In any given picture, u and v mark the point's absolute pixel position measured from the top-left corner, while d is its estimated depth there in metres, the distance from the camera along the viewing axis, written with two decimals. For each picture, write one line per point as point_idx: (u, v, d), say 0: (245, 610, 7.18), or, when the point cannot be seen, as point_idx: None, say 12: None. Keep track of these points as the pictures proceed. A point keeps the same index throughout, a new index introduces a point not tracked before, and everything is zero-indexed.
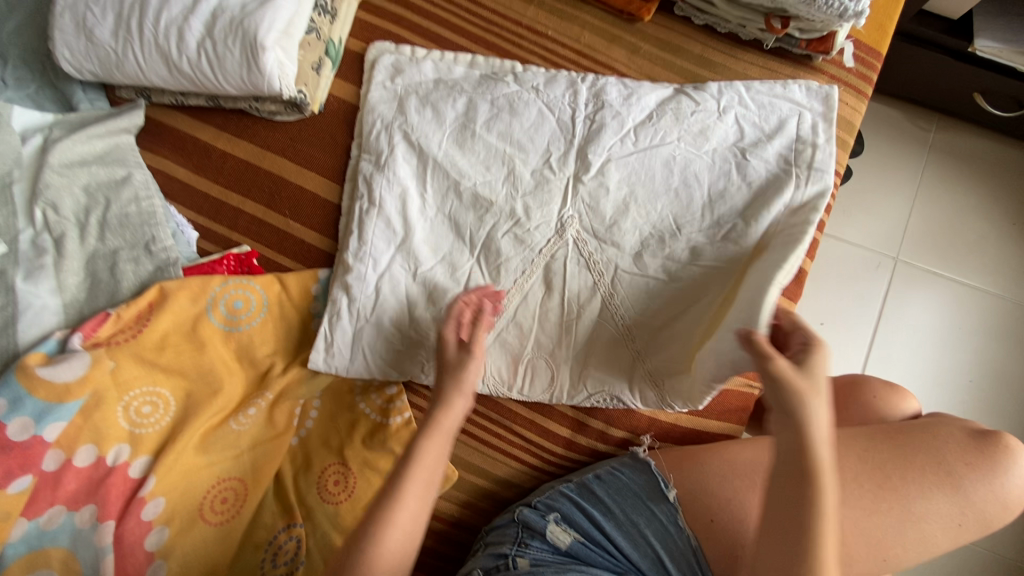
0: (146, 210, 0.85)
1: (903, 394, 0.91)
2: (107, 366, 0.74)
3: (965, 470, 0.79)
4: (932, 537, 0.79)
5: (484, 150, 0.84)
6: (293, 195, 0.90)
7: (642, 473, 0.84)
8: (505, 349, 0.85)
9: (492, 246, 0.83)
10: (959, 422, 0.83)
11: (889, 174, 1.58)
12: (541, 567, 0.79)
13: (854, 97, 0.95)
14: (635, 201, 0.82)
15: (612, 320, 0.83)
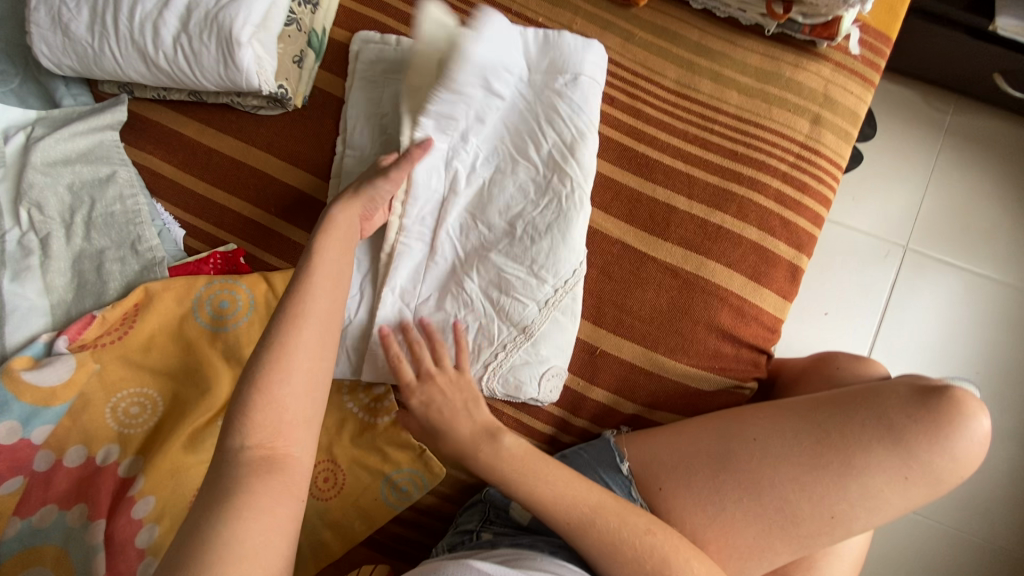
0: (132, 208, 0.86)
1: (869, 362, 0.86)
2: (92, 368, 0.75)
3: (907, 421, 0.70)
4: (878, 494, 0.70)
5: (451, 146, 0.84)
6: (279, 192, 0.89)
7: (602, 449, 0.81)
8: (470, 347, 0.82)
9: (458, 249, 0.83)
10: (908, 378, 0.74)
11: (901, 158, 1.52)
12: (500, 537, 0.79)
13: (860, 86, 0.90)
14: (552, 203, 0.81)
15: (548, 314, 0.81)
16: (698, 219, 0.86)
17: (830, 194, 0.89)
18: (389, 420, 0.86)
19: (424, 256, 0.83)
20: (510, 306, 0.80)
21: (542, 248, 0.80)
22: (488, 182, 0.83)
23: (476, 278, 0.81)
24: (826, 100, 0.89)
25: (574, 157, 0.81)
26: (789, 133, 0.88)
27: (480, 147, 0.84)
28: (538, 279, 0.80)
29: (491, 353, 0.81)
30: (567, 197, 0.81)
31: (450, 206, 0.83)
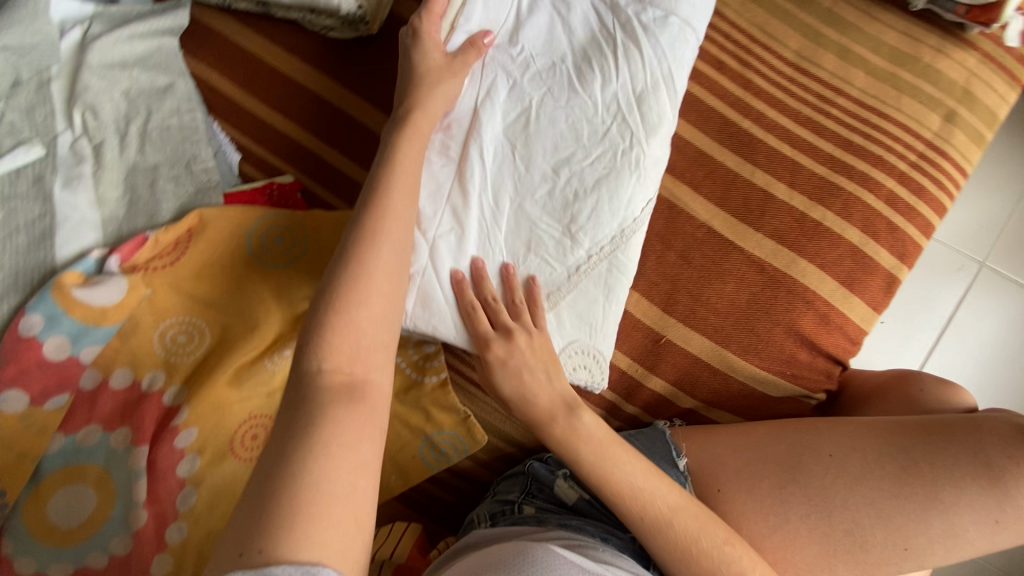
0: (188, 124, 0.80)
1: (956, 389, 0.81)
2: (143, 292, 0.72)
3: (1009, 463, 0.65)
4: (964, 532, 0.67)
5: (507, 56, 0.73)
6: (344, 125, 0.82)
7: (656, 438, 0.78)
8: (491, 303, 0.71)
9: (497, 181, 0.71)
10: (1011, 415, 0.69)
11: (992, 167, 1.42)
12: (545, 514, 0.78)
13: (1006, 83, 0.80)
14: (610, 154, 0.72)
15: (579, 280, 0.72)
16: (797, 211, 0.78)
17: (947, 203, 0.80)
18: (435, 380, 0.83)
19: (449, 177, 0.71)
20: (535, 263, 0.72)
21: (583, 206, 0.71)
22: (536, 106, 0.72)
23: (500, 219, 0.71)
24: (965, 95, 0.78)
25: (642, 110, 0.72)
26: (916, 127, 0.78)
27: (534, 61, 0.73)
28: (573, 241, 0.71)
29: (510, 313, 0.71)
30: (624, 153, 0.71)
31: (485, 122, 0.71)
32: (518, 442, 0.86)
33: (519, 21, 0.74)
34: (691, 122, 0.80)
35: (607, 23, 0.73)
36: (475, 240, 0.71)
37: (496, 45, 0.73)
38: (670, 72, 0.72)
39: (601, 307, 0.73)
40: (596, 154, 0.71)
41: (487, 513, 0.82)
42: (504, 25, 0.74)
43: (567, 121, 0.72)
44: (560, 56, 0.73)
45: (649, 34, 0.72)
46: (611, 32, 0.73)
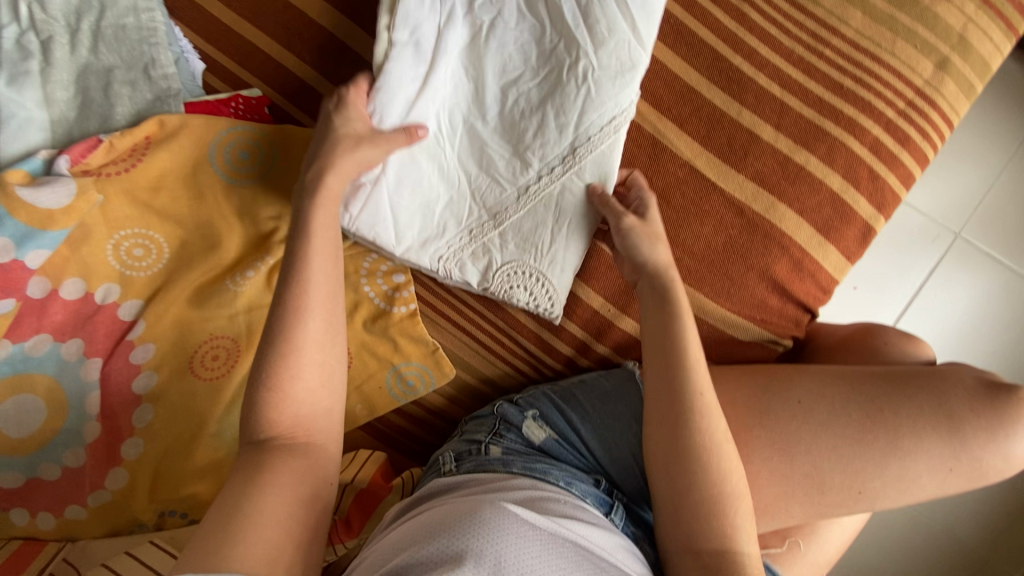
0: (146, 24, 0.75)
1: (918, 342, 0.82)
2: (94, 200, 0.68)
3: (970, 415, 0.67)
4: (915, 477, 0.68)
5: None
6: (313, 35, 0.75)
7: (625, 380, 0.79)
8: (447, 229, 0.73)
9: (453, 107, 0.71)
10: (974, 369, 0.71)
11: (981, 136, 1.42)
12: (511, 455, 0.75)
13: (1002, 33, 0.78)
14: (557, 75, 0.69)
15: (535, 203, 0.72)
16: (781, 154, 0.77)
17: (930, 153, 0.79)
18: (405, 311, 0.82)
19: (412, 94, 0.68)
20: (486, 185, 0.72)
21: (530, 128, 0.70)
22: (488, 27, 0.69)
23: (453, 141, 0.72)
24: (960, 42, 0.76)
25: (588, 23, 0.67)
26: (907, 74, 0.76)
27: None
28: (521, 163, 0.71)
29: (457, 235, 0.74)
30: (568, 70, 0.68)
31: (444, 40, 0.68)
32: (491, 381, 0.86)
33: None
34: (682, 57, 0.77)
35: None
36: (428, 160, 0.72)
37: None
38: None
39: (545, 224, 0.73)
40: (541, 75, 0.69)
41: (454, 452, 0.79)
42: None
43: (521, 42, 0.69)
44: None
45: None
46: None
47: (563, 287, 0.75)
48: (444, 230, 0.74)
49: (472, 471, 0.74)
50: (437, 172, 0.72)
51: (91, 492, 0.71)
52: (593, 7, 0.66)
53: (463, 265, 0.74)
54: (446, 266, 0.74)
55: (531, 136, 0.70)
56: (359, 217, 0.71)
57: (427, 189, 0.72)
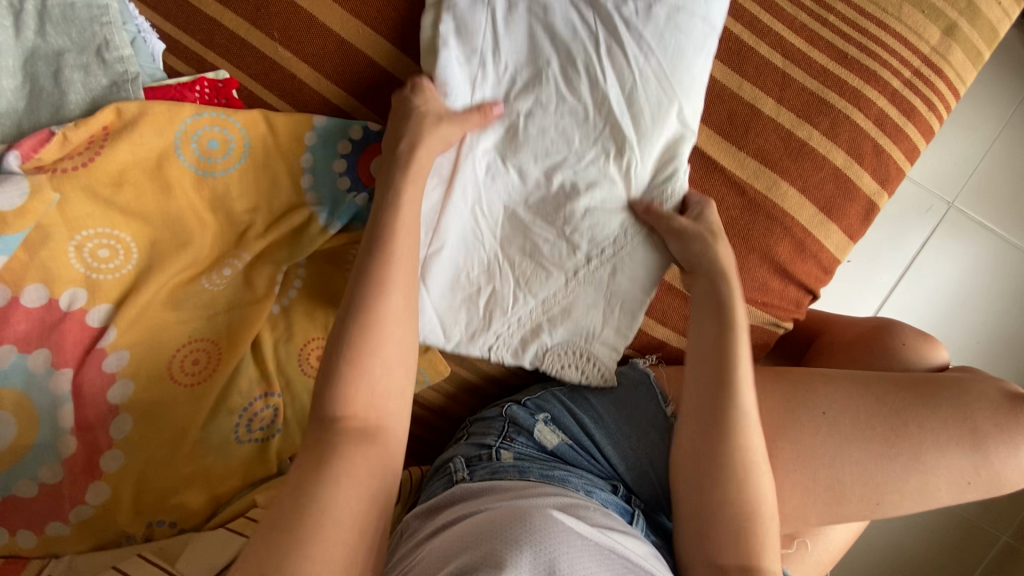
0: (97, 4, 0.68)
1: (934, 344, 0.81)
2: (51, 199, 0.63)
3: (993, 430, 0.66)
4: (934, 489, 0.67)
5: (510, 59, 0.68)
6: (285, 12, 0.71)
7: (639, 384, 0.77)
8: (483, 313, 0.74)
9: (492, 201, 0.71)
10: (995, 378, 0.70)
11: (977, 103, 1.40)
12: (525, 462, 0.72)
13: None
14: (600, 167, 0.69)
15: (580, 301, 0.73)
16: (783, 129, 0.73)
17: (935, 125, 0.76)
18: None
19: (436, 199, 0.70)
20: (531, 271, 0.72)
21: (577, 213, 0.70)
22: (524, 116, 0.68)
23: (494, 230, 0.72)
24: (969, 6, 0.73)
25: (633, 111, 0.67)
26: (914, 41, 0.72)
27: (518, 69, 0.68)
28: (568, 249, 0.71)
29: (505, 322, 0.74)
30: (614, 159, 0.68)
31: (472, 137, 0.69)
32: (493, 377, 0.83)
33: (499, 24, 0.67)
34: None
35: (588, 16, 0.66)
36: (463, 255, 0.72)
37: (475, 53, 0.67)
38: (661, 68, 0.66)
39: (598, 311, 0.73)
40: (585, 166, 0.69)
41: (463, 456, 0.76)
42: (481, 33, 0.67)
43: (559, 134, 0.68)
44: (544, 59, 0.67)
45: (632, 28, 0.65)
46: (593, 27, 0.66)
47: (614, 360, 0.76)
48: (490, 323, 0.74)
49: (486, 478, 0.71)
50: (467, 256, 0.72)
51: (73, 507, 0.67)
52: (637, 95, 0.66)
53: (513, 348, 0.75)
54: (496, 353, 0.75)
55: (576, 225, 0.70)
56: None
57: (467, 284, 0.73)
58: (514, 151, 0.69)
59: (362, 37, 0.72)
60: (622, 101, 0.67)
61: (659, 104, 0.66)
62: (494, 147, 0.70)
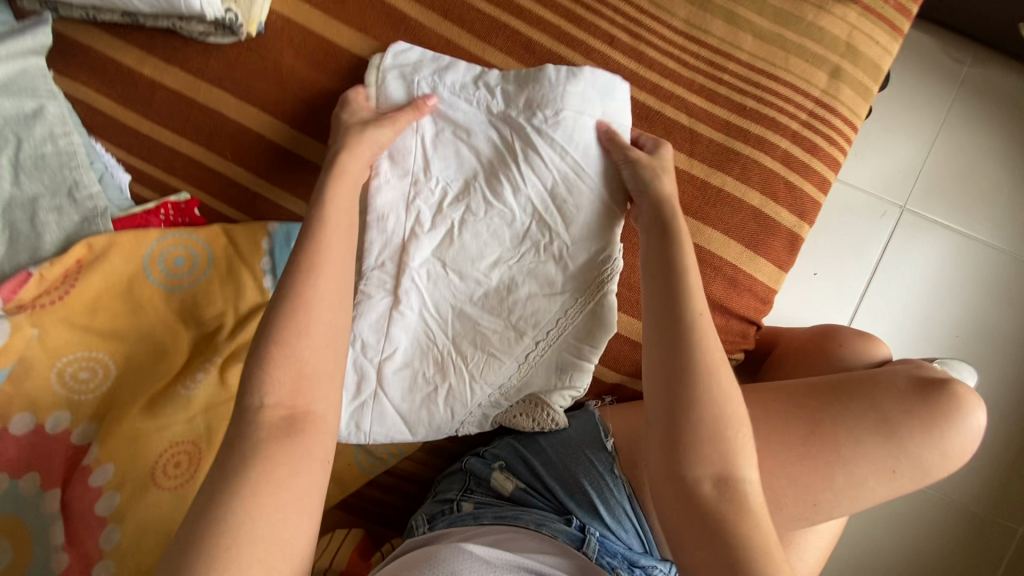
0: (65, 149, 0.76)
1: (875, 341, 0.86)
2: (30, 334, 0.69)
3: (902, 416, 0.70)
4: (864, 483, 0.70)
5: (440, 171, 0.75)
6: (235, 134, 0.79)
7: (586, 423, 0.81)
8: (444, 406, 0.79)
9: (440, 301, 0.77)
10: (903, 368, 0.75)
11: (912, 110, 1.46)
12: (481, 509, 0.78)
13: (887, 34, 0.81)
14: (534, 259, 0.75)
15: (535, 382, 0.79)
16: (698, 180, 0.79)
17: (840, 157, 0.82)
18: None
19: (388, 307, 0.76)
20: (483, 360, 0.77)
21: (518, 301, 0.76)
22: (459, 225, 0.75)
23: (445, 328, 0.77)
24: (849, 49, 0.80)
25: (556, 206, 0.73)
26: (804, 86, 0.79)
27: (448, 185, 0.75)
28: (516, 334, 0.76)
29: (465, 408, 0.80)
30: (545, 249, 0.74)
31: (413, 249, 0.75)
32: (458, 438, 0.88)
33: (427, 151, 0.74)
34: None
35: (506, 135, 0.74)
36: (419, 355, 0.78)
37: (408, 175, 0.75)
38: (578, 166, 0.72)
39: (551, 380, 0.79)
40: (519, 258, 0.75)
41: (428, 513, 0.83)
42: (410, 156, 0.74)
43: (491, 234, 0.75)
44: (471, 171, 0.75)
45: (544, 134, 0.72)
46: (512, 141, 0.73)
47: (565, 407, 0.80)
48: (453, 414, 0.80)
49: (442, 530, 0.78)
50: (422, 354, 0.78)
51: None
52: (558, 194, 0.73)
53: (478, 421, 0.82)
54: (465, 426, 0.82)
55: (521, 311, 0.76)
56: (368, 430, 0.79)
57: (427, 373, 0.78)
58: (451, 254, 0.75)
59: (305, 147, 0.79)
60: (545, 198, 0.73)
61: (581, 196, 0.73)
62: (431, 255, 0.75)
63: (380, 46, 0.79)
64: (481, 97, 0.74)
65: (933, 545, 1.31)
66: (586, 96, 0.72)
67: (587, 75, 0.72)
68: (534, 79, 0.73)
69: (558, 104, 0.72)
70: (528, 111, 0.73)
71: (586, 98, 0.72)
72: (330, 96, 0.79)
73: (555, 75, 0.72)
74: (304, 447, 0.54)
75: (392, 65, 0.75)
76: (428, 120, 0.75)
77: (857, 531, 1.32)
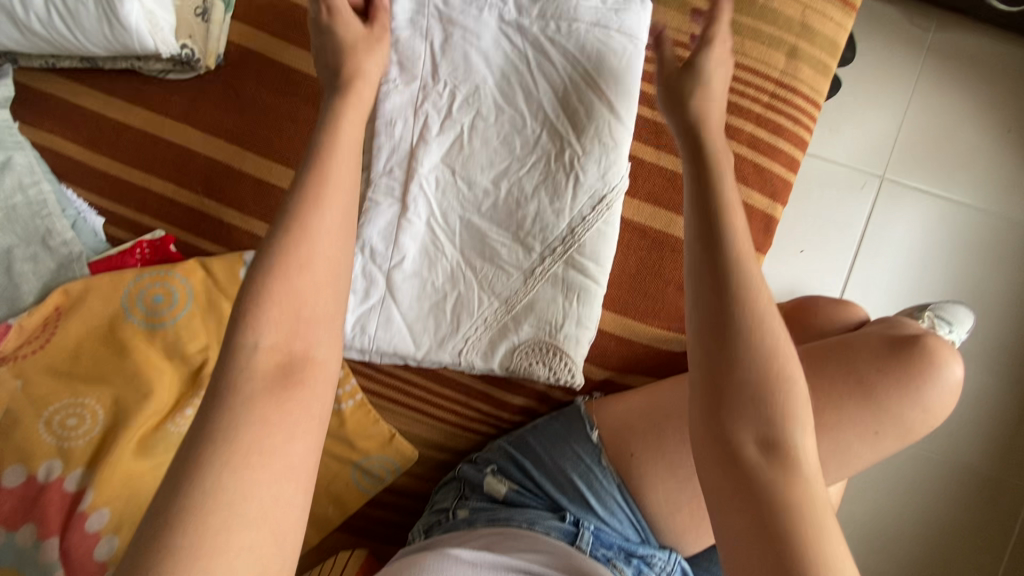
0: (35, 198, 0.76)
1: (849, 305, 0.90)
2: (14, 385, 0.70)
3: (877, 375, 0.69)
4: (848, 448, 0.70)
5: (449, 81, 0.75)
6: (203, 168, 0.79)
7: (573, 419, 0.81)
8: (450, 303, 0.78)
9: (450, 219, 0.76)
10: (878, 329, 0.74)
11: (881, 80, 1.47)
12: (478, 513, 0.80)
13: (839, 10, 0.81)
14: (540, 157, 0.75)
15: (540, 249, 0.76)
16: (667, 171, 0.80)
17: (806, 135, 0.82)
18: (353, 403, 0.83)
19: (395, 215, 0.76)
20: (493, 274, 0.77)
21: (528, 214, 0.76)
22: (467, 130, 0.75)
23: (454, 239, 0.77)
24: (804, 28, 0.80)
25: (567, 114, 0.75)
26: (763, 69, 0.80)
27: (457, 88, 0.75)
28: (524, 249, 0.76)
29: (472, 325, 0.78)
30: (556, 159, 0.75)
31: (421, 154, 0.75)
32: (452, 449, 0.89)
33: (436, 54, 0.74)
34: None
35: (517, 40, 0.74)
36: (429, 273, 0.77)
37: (417, 81, 0.74)
38: (589, 76, 0.74)
39: (559, 306, 0.77)
40: (530, 172, 0.76)
41: (426, 526, 0.84)
42: (418, 57, 0.74)
43: (502, 147, 0.75)
44: (479, 77, 0.74)
45: (558, 43, 0.74)
46: (524, 46, 0.74)
47: (580, 357, 0.78)
48: (459, 327, 0.78)
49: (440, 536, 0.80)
50: (430, 264, 0.77)
51: None
52: (569, 106, 0.74)
53: (482, 351, 0.79)
54: (467, 356, 0.79)
55: (528, 226, 0.76)
56: (373, 333, 0.77)
57: (433, 293, 0.77)
58: (463, 166, 0.76)
59: (275, 174, 0.79)
60: (557, 104, 0.74)
61: (594, 107, 0.74)
62: (443, 167, 0.76)
63: None
64: (493, 0, 0.74)
65: (942, 510, 1.31)
66: (598, 6, 0.73)
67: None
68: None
69: (571, 14, 0.74)
70: (541, 17, 0.74)
71: (600, 7, 0.73)
72: (295, 121, 0.79)
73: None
74: (290, 403, 0.47)
75: None
76: (436, 22, 0.74)
77: (865, 502, 1.32)
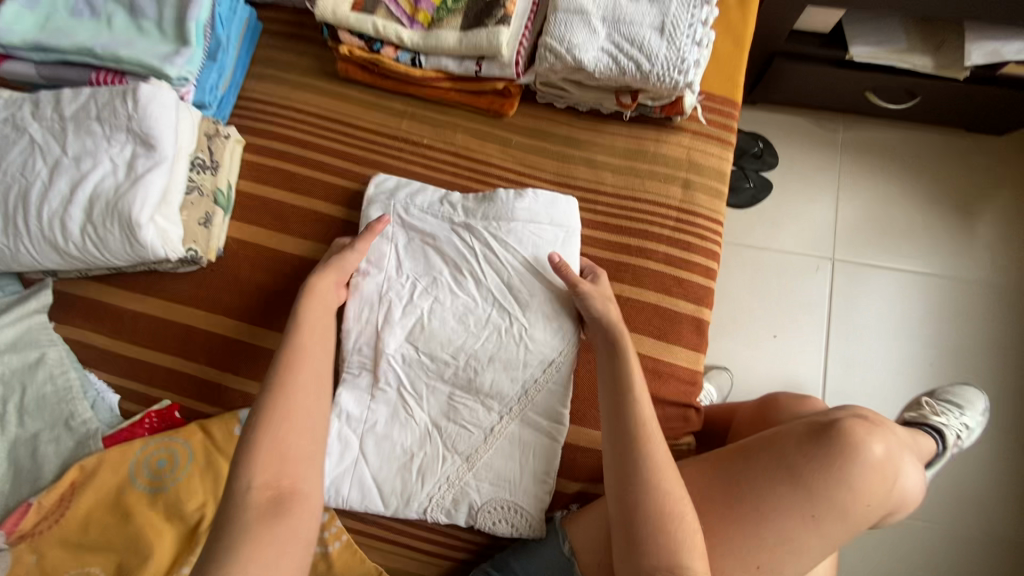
0: (63, 386, 0.89)
1: (809, 401, 0.96)
2: (29, 560, 0.77)
3: (803, 460, 0.73)
4: (791, 536, 0.72)
5: (412, 267, 0.90)
6: (205, 341, 0.93)
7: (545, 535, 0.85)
8: (408, 466, 0.84)
9: (415, 390, 0.86)
10: (803, 418, 0.78)
11: (806, 177, 1.65)
12: None
13: (719, 148, 0.99)
14: (493, 331, 0.86)
15: (492, 409, 0.85)
16: None
17: (715, 247, 0.96)
18: (339, 545, 0.87)
19: (369, 384, 0.86)
20: (455, 432, 0.84)
21: (484, 381, 0.85)
22: (427, 313, 0.87)
23: (421, 404, 0.85)
24: (691, 165, 0.97)
25: (513, 296, 0.87)
26: (664, 201, 0.96)
27: (417, 280, 0.89)
28: (483, 408, 0.85)
29: (435, 483, 0.84)
30: (506, 332, 0.86)
31: (388, 336, 0.87)
32: None
33: (400, 254, 0.90)
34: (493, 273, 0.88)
35: (467, 240, 0.90)
36: (399, 430, 0.85)
37: (382, 275, 0.89)
38: (528, 262, 0.88)
39: (517, 461, 0.84)
40: (484, 346, 0.86)
41: None
42: (386, 258, 0.90)
43: (461, 321, 0.87)
44: (436, 270, 0.89)
45: (499, 241, 0.89)
46: (472, 245, 0.89)
47: (540, 511, 0.84)
48: (423, 484, 0.84)
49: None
50: (401, 427, 0.85)
51: None
52: (517, 292, 0.87)
53: (446, 509, 0.84)
54: (431, 514, 0.84)
55: (481, 393, 0.85)
56: (345, 496, 0.84)
57: (402, 455, 0.84)
58: (427, 342, 0.86)
59: (266, 339, 0.93)
60: (506, 286, 0.87)
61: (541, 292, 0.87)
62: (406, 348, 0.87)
63: (317, 244, 0.96)
64: (446, 212, 0.92)
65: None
66: (529, 210, 0.90)
67: (530, 193, 0.91)
68: (489, 198, 0.92)
69: (509, 215, 0.90)
70: (486, 220, 0.90)
71: (532, 210, 0.90)
72: (281, 292, 0.94)
73: (504, 196, 0.91)
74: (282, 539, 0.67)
75: (376, 192, 0.94)
76: (403, 233, 0.92)
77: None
